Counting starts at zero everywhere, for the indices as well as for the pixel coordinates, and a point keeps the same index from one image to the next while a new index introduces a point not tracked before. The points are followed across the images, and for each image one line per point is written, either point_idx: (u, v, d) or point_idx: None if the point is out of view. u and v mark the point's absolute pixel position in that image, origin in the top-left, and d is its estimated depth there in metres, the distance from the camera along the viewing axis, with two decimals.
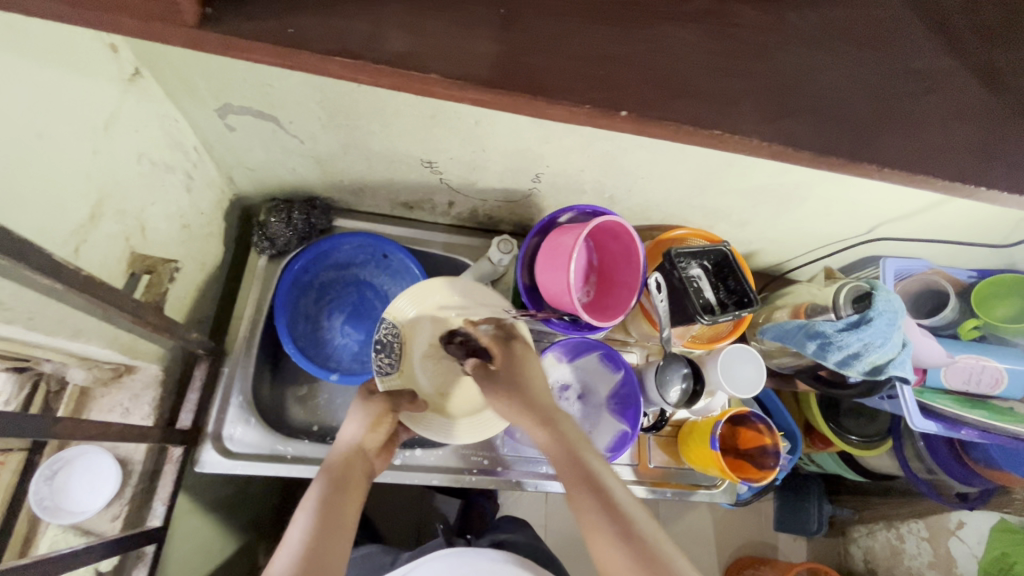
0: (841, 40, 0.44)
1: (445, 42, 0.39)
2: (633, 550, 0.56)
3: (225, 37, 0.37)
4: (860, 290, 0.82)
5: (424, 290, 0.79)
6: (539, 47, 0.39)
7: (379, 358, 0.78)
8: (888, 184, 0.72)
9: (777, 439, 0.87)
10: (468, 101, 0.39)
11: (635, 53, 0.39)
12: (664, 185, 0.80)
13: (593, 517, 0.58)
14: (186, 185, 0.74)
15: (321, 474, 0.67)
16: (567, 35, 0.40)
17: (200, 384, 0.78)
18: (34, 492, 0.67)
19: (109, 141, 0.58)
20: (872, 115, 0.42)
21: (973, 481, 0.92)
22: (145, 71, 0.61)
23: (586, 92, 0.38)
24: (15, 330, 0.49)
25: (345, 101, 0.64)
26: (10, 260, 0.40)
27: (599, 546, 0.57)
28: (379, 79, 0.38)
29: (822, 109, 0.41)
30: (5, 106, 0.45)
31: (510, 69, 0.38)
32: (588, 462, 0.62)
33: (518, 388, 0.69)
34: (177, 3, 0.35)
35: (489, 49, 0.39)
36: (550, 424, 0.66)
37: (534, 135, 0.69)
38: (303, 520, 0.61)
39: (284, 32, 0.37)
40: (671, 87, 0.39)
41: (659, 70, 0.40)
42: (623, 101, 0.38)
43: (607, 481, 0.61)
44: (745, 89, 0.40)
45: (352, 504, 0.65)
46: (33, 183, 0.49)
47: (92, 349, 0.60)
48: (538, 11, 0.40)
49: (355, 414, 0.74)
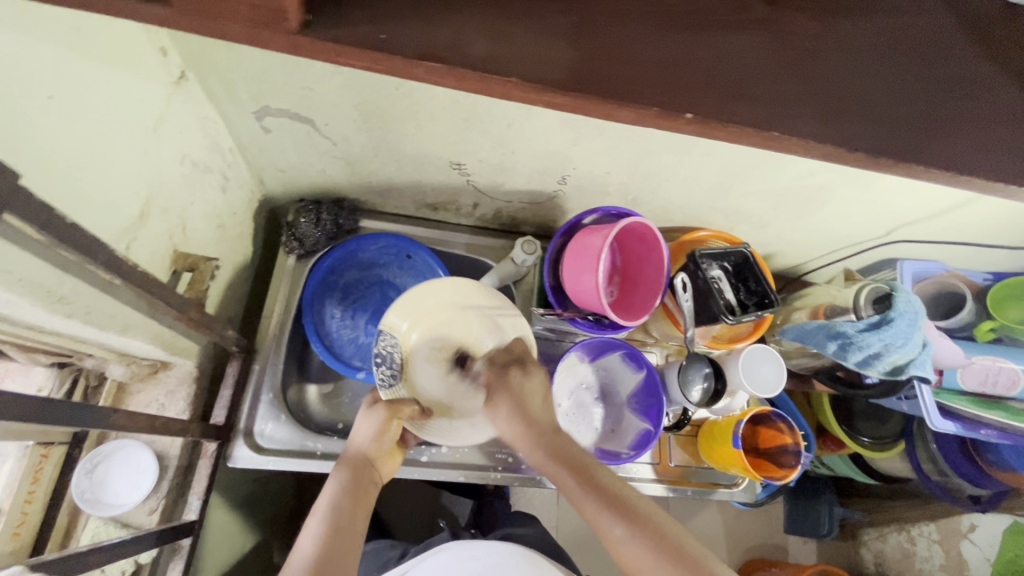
0: (880, 47, 0.45)
1: (519, 46, 0.40)
2: (660, 548, 0.56)
3: (320, 42, 0.38)
4: (880, 291, 0.83)
5: (413, 300, 0.76)
6: (608, 54, 0.41)
7: (381, 371, 0.76)
8: (912, 186, 0.73)
9: (798, 438, 0.87)
10: (543, 104, 0.40)
11: (691, 59, 0.42)
12: (687, 187, 0.81)
13: (611, 521, 0.59)
14: (222, 186, 0.76)
15: (333, 477, 0.67)
16: (618, 40, 0.41)
17: (233, 381, 0.81)
18: (75, 485, 0.69)
19: (158, 141, 0.60)
20: (911, 119, 0.43)
21: (985, 483, 0.92)
22: (190, 74, 0.62)
23: (651, 96, 0.40)
24: (73, 324, 0.51)
25: (381, 105, 0.66)
26: (79, 255, 0.42)
27: (620, 548, 0.58)
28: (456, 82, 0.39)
29: (863, 114, 0.43)
30: (71, 107, 0.47)
31: (583, 73, 0.40)
32: (593, 472, 0.63)
33: (517, 410, 0.67)
34: (286, 11, 0.36)
35: (562, 55, 0.40)
36: (544, 444, 0.65)
37: (564, 138, 0.70)
38: (315, 528, 0.60)
39: (376, 38, 0.38)
40: (719, 91, 0.41)
41: (708, 73, 0.42)
42: (689, 103, 0.40)
43: (615, 487, 0.61)
44: (788, 94, 0.42)
45: (362, 510, 0.64)
46: (92, 182, 0.51)
47: (137, 344, 0.62)
48: (609, 17, 0.42)
49: (368, 418, 0.72)
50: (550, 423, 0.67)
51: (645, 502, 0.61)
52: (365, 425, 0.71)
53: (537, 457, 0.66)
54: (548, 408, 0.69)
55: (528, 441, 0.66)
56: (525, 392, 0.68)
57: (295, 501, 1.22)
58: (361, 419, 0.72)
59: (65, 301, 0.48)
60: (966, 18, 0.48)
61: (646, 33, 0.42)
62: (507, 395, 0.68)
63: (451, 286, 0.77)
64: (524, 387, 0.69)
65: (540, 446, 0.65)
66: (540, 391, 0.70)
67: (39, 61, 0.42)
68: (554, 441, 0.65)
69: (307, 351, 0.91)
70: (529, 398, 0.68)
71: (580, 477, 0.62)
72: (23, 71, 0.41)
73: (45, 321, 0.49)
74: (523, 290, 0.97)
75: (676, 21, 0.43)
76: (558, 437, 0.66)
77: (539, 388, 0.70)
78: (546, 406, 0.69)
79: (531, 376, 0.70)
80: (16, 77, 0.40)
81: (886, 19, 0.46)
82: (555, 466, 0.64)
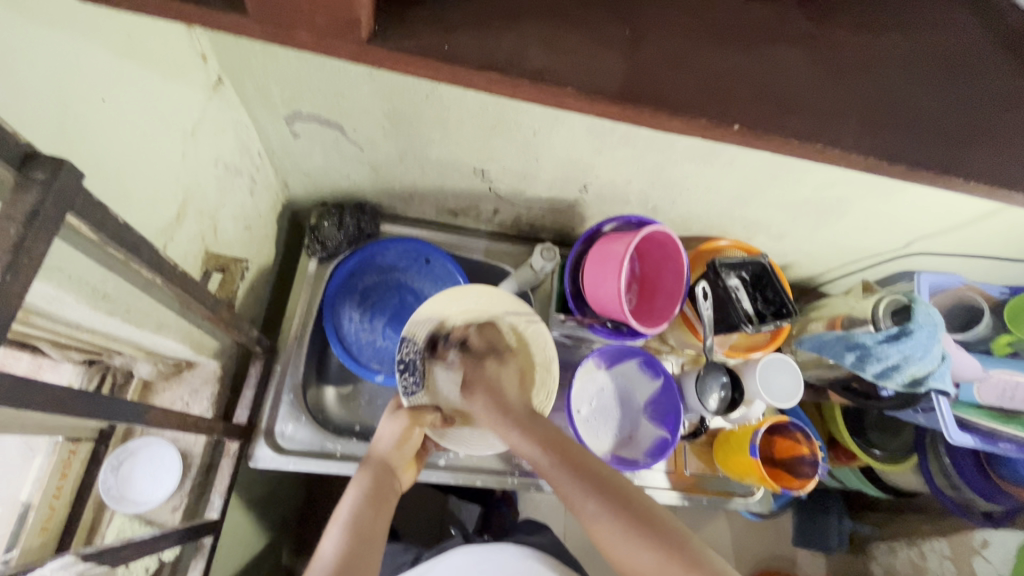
0: (914, 61, 0.46)
1: (576, 56, 0.41)
2: (629, 519, 0.58)
3: (391, 51, 0.39)
4: (899, 303, 0.83)
5: (441, 302, 0.76)
6: (660, 67, 0.42)
7: (404, 377, 0.75)
8: (933, 199, 0.73)
9: (815, 448, 0.87)
10: (596, 113, 0.41)
11: (732, 71, 0.43)
12: (707, 196, 0.82)
13: (583, 497, 0.61)
14: (250, 189, 0.77)
15: (355, 481, 0.67)
16: (659, 52, 0.42)
17: (255, 381, 0.81)
18: (102, 481, 0.70)
19: (195, 145, 0.62)
20: (943, 131, 0.44)
21: (998, 499, 0.91)
22: (226, 80, 0.64)
23: (700, 106, 0.41)
24: (114, 321, 0.52)
25: (411, 112, 0.67)
26: (126, 253, 0.43)
27: (594, 526, 0.59)
28: (518, 91, 0.40)
29: (898, 126, 0.43)
30: (120, 110, 0.48)
31: (636, 83, 0.41)
32: (567, 447, 0.65)
33: (490, 398, 0.72)
34: (358, 20, 0.37)
35: (617, 65, 0.41)
36: (518, 425, 0.69)
37: (588, 146, 0.71)
38: (336, 534, 0.61)
39: (440, 47, 0.40)
40: (757, 103, 0.42)
41: (745, 84, 0.42)
42: (735, 115, 0.41)
43: (593, 465, 0.63)
44: (826, 106, 0.43)
45: (382, 517, 0.64)
46: (137, 182, 0.52)
47: (169, 343, 0.63)
48: (658, 30, 0.43)
49: (390, 423, 0.72)
50: (523, 407, 0.72)
51: (619, 478, 0.63)
52: (387, 430, 0.72)
53: (513, 438, 0.69)
54: (521, 391, 0.75)
55: (506, 423, 0.70)
56: (499, 383, 0.74)
57: (304, 501, 1.22)
58: (384, 423, 0.73)
59: (107, 299, 0.49)
60: (997, 33, 0.48)
61: (687, 43, 0.43)
62: (484, 387, 0.73)
63: (475, 292, 0.75)
64: (493, 374, 0.75)
65: (514, 426, 0.69)
66: (509, 377, 0.75)
67: (93, 64, 0.44)
68: (528, 422, 0.69)
69: (326, 353, 0.91)
70: (503, 386, 0.74)
71: (556, 453, 0.65)
72: (79, 76, 0.42)
73: (87, 318, 0.50)
74: (541, 297, 0.98)
75: (718, 33, 0.44)
76: (534, 420, 0.70)
77: (510, 374, 0.75)
78: (521, 391, 0.75)
79: (502, 364, 0.76)
80: (71, 81, 0.42)
81: (922, 34, 0.47)
82: (533, 447, 0.67)
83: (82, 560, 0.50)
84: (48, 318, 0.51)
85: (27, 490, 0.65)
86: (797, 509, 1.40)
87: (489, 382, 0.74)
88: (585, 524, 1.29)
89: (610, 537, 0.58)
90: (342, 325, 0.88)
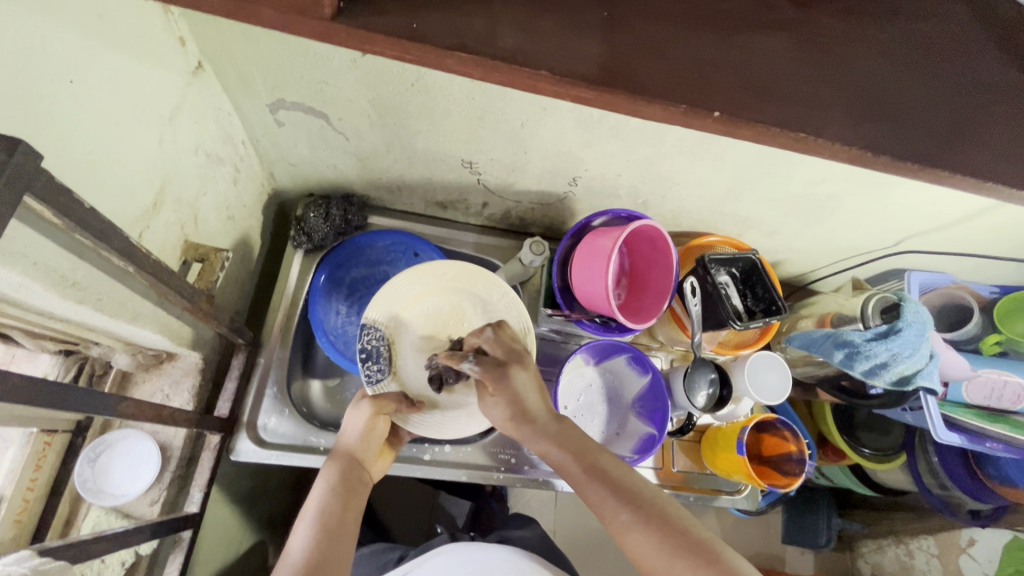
0: (903, 54, 0.45)
1: (556, 40, 0.40)
2: (665, 530, 0.56)
3: (362, 31, 0.38)
4: (887, 302, 0.83)
5: (394, 288, 0.75)
6: (641, 53, 0.41)
7: (366, 366, 0.73)
8: (925, 196, 0.73)
9: (802, 446, 0.86)
10: (574, 99, 0.40)
11: (715, 58, 0.42)
12: (698, 191, 0.81)
13: (616, 507, 0.59)
14: (233, 178, 0.76)
15: (322, 475, 0.67)
16: (640, 37, 0.41)
17: (237, 373, 0.80)
18: (78, 474, 0.69)
19: (173, 131, 0.60)
20: (931, 125, 0.43)
21: (985, 497, 0.92)
22: (207, 66, 0.63)
23: (682, 93, 0.40)
24: (85, 311, 0.51)
25: (396, 101, 0.66)
26: (94, 240, 0.42)
27: (626, 536, 0.58)
28: (495, 75, 0.39)
29: (886, 118, 0.43)
30: (91, 93, 0.47)
31: (615, 68, 0.40)
32: (596, 457, 0.64)
33: (516, 411, 0.67)
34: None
35: (597, 50, 0.40)
36: (550, 434, 0.66)
37: (578, 138, 0.70)
38: (303, 531, 0.60)
39: (412, 27, 0.39)
40: (741, 90, 0.41)
41: (730, 73, 0.42)
42: (717, 102, 0.40)
43: (616, 472, 0.62)
44: (812, 96, 0.42)
45: (352, 510, 0.64)
46: (110, 168, 0.51)
47: (146, 333, 0.62)
48: (641, 16, 0.42)
49: (355, 415, 0.71)
50: (547, 415, 0.68)
51: (646, 488, 0.61)
52: (351, 422, 0.71)
53: (542, 446, 0.66)
54: (545, 397, 0.69)
55: (532, 433, 0.67)
56: (523, 395, 0.67)
57: (292, 496, 1.21)
58: (349, 414, 0.72)
59: (79, 287, 0.48)
60: (988, 25, 0.48)
61: (671, 30, 0.42)
62: (509, 399, 0.68)
63: (427, 268, 0.76)
64: (518, 384, 0.68)
65: (544, 436, 0.66)
66: (532, 385, 0.69)
67: (60, 44, 0.42)
68: (562, 431, 0.66)
69: (313, 346, 0.90)
70: (525, 395, 0.68)
71: (583, 463, 0.63)
72: (46, 56, 0.41)
73: (57, 306, 0.49)
74: (530, 292, 0.98)
75: (703, 21, 0.43)
76: (561, 426, 0.67)
77: (534, 383, 0.69)
78: (544, 398, 0.70)
79: (525, 370, 0.69)
80: (37, 61, 0.41)
81: (912, 26, 0.46)
82: (564, 456, 0.65)
83: (38, 555, 0.47)
84: (17, 307, 0.49)
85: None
86: (787, 507, 1.41)
87: (512, 396, 0.67)
88: (575, 521, 1.28)
89: (644, 549, 0.56)
90: (329, 318, 0.87)
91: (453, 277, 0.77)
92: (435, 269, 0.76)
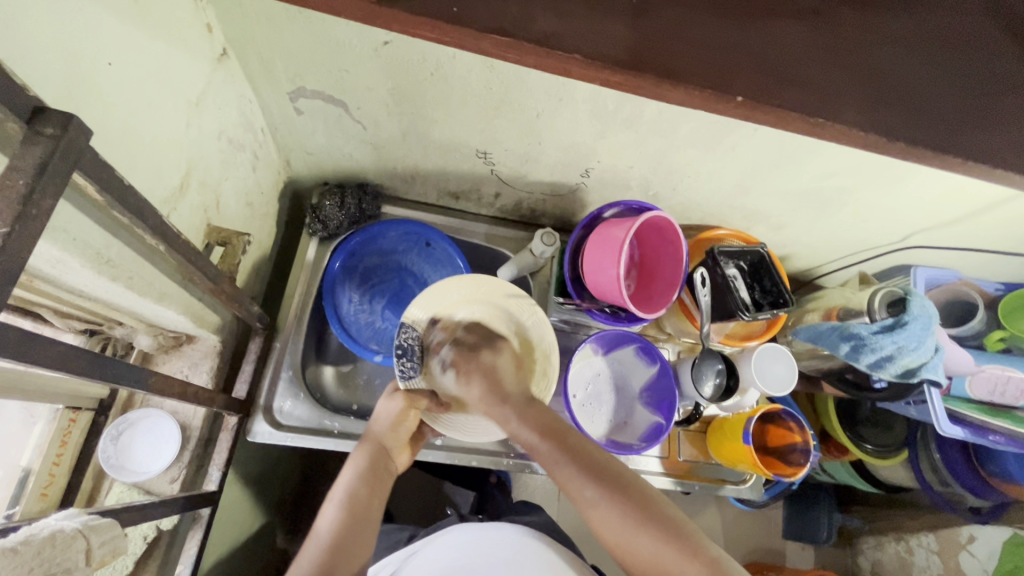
0: (915, 43, 0.46)
1: (587, 24, 0.42)
2: (631, 510, 0.58)
3: (397, 12, 0.40)
4: (894, 294, 0.85)
5: (438, 292, 0.76)
6: (668, 39, 0.43)
7: (401, 362, 0.75)
8: (935, 189, 0.73)
9: (806, 436, 0.89)
10: (601, 82, 0.42)
11: (739, 44, 0.43)
12: (708, 184, 0.82)
13: (581, 483, 0.60)
14: (253, 164, 0.77)
15: (352, 459, 0.69)
16: (666, 23, 0.43)
17: (254, 357, 0.83)
18: (101, 450, 0.71)
19: (199, 115, 0.62)
20: (933, 119, 0.45)
21: (988, 494, 0.93)
22: (232, 53, 0.64)
23: (706, 78, 0.42)
24: (116, 288, 0.52)
25: (415, 90, 0.67)
26: (130, 216, 0.44)
27: (592, 510, 0.59)
28: (528, 58, 0.41)
29: (897, 106, 0.44)
30: (127, 75, 0.48)
31: (644, 52, 0.42)
32: (565, 435, 0.64)
33: (489, 387, 0.69)
34: None
35: (625, 35, 0.42)
36: (518, 413, 0.66)
37: (592, 129, 0.71)
38: (330, 512, 0.63)
39: (450, 9, 0.40)
40: (766, 76, 0.43)
41: (752, 60, 0.43)
42: (739, 87, 0.42)
43: (586, 448, 0.63)
44: (826, 82, 0.44)
45: (378, 498, 0.66)
46: (141, 150, 0.53)
47: (171, 313, 0.63)
48: (667, 5, 0.44)
49: (388, 405, 0.73)
50: (520, 393, 0.68)
51: (619, 467, 0.62)
52: (384, 411, 0.72)
53: (512, 427, 0.67)
54: (519, 378, 0.71)
55: (502, 410, 0.67)
56: (497, 369, 0.70)
57: (300, 482, 1.23)
58: (382, 404, 0.73)
59: (111, 264, 0.50)
60: (1000, 19, 0.49)
61: (692, 18, 0.44)
62: (481, 372, 0.70)
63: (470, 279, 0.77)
64: (491, 364, 0.70)
65: (513, 414, 0.66)
66: (508, 366, 0.71)
67: (102, 26, 0.44)
68: (527, 407, 0.67)
69: (326, 333, 0.92)
70: (500, 372, 0.70)
71: (557, 442, 0.63)
72: (88, 38, 0.43)
73: (90, 282, 0.50)
74: (540, 283, 0.99)
75: (722, 7, 0.44)
76: (532, 407, 0.67)
77: (509, 362, 0.72)
78: (518, 377, 0.71)
79: (498, 353, 0.72)
80: (81, 43, 0.42)
81: (925, 16, 0.47)
82: (531, 435, 0.65)
83: (86, 514, 0.50)
84: (52, 284, 0.51)
85: (28, 456, 0.66)
86: (787, 502, 1.42)
87: (487, 370, 0.70)
88: (578, 510, 1.30)
89: (609, 523, 0.58)
90: (342, 306, 0.88)
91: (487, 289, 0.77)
92: (474, 279, 0.77)
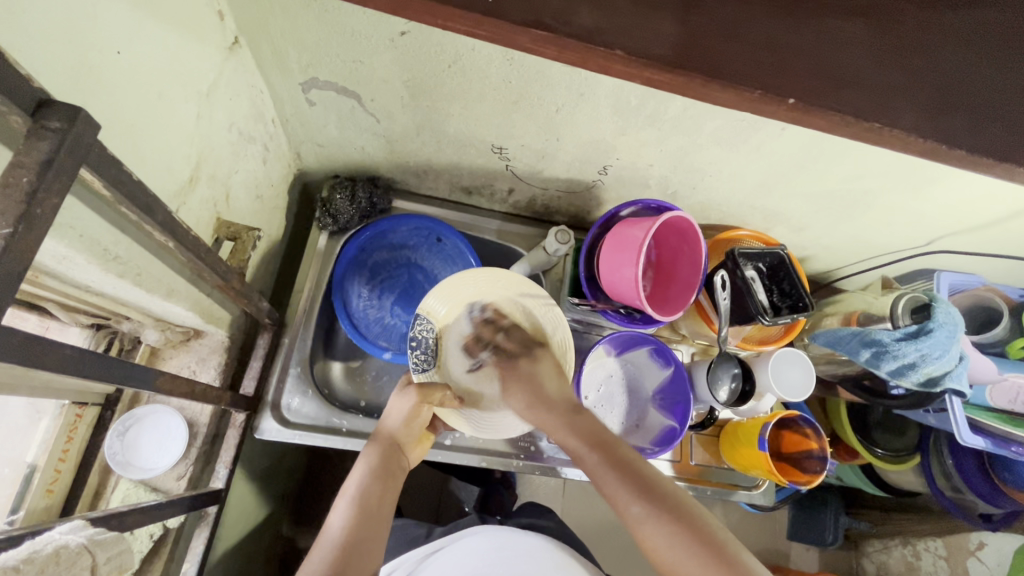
0: (969, 43, 0.44)
1: (627, 19, 0.41)
2: (685, 531, 0.53)
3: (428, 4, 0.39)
4: (918, 301, 0.81)
5: (454, 285, 0.76)
6: (717, 32, 0.41)
7: (414, 355, 0.76)
8: (968, 193, 0.71)
9: (824, 444, 0.86)
10: (645, 80, 0.41)
11: (795, 41, 0.42)
12: (731, 183, 0.79)
13: (628, 499, 0.56)
14: (263, 157, 0.76)
15: (362, 458, 0.67)
16: (714, 18, 0.41)
17: (262, 353, 0.81)
18: (107, 447, 0.70)
19: (209, 106, 0.60)
20: (970, 128, 0.43)
21: (1000, 502, 0.88)
22: (243, 41, 0.62)
23: (756, 78, 0.41)
24: (124, 285, 0.51)
25: (431, 82, 0.65)
26: (139, 213, 0.42)
27: (640, 530, 0.55)
28: (564, 55, 0.40)
29: (960, 108, 0.43)
30: (137, 66, 0.47)
31: (689, 50, 0.41)
32: (615, 446, 0.61)
33: (534, 396, 0.69)
34: None
35: (670, 30, 0.41)
36: (567, 420, 0.66)
37: (612, 126, 0.69)
38: (344, 507, 0.60)
39: (484, 2, 0.39)
40: (824, 75, 0.42)
41: (805, 59, 0.42)
42: (792, 90, 0.41)
43: (636, 461, 0.59)
44: (887, 83, 0.43)
45: (389, 495, 0.64)
46: (149, 143, 0.51)
47: (179, 309, 0.62)
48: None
49: (400, 401, 0.71)
50: (566, 400, 0.68)
51: (671, 485, 0.57)
52: (396, 409, 0.71)
53: (560, 436, 0.66)
54: (564, 383, 0.70)
55: (549, 419, 0.67)
56: (539, 381, 0.69)
57: (305, 474, 1.22)
58: (394, 400, 0.72)
59: (119, 261, 0.49)
60: None
61: (738, 10, 0.42)
62: (526, 383, 0.70)
63: (489, 273, 0.76)
64: (538, 372, 0.70)
65: (561, 423, 0.66)
66: (550, 372, 0.70)
67: (113, 15, 0.42)
68: (575, 417, 0.65)
69: (334, 329, 0.91)
70: (542, 380, 0.70)
71: (604, 453, 0.61)
72: (98, 27, 0.41)
73: (97, 279, 0.49)
74: (553, 281, 0.97)
75: (779, 3, 0.42)
76: (580, 416, 0.66)
77: (550, 368, 0.71)
78: (562, 383, 0.70)
79: (541, 361, 0.71)
80: (91, 32, 0.40)
81: (977, 12, 0.45)
82: (579, 444, 0.63)
83: (92, 524, 0.49)
84: (57, 279, 0.50)
85: (33, 452, 0.65)
86: (793, 504, 1.41)
87: (530, 378, 0.70)
88: (585, 508, 1.29)
89: (662, 547, 0.53)
90: (351, 301, 0.87)
91: (505, 286, 0.77)
92: (494, 275, 0.77)
